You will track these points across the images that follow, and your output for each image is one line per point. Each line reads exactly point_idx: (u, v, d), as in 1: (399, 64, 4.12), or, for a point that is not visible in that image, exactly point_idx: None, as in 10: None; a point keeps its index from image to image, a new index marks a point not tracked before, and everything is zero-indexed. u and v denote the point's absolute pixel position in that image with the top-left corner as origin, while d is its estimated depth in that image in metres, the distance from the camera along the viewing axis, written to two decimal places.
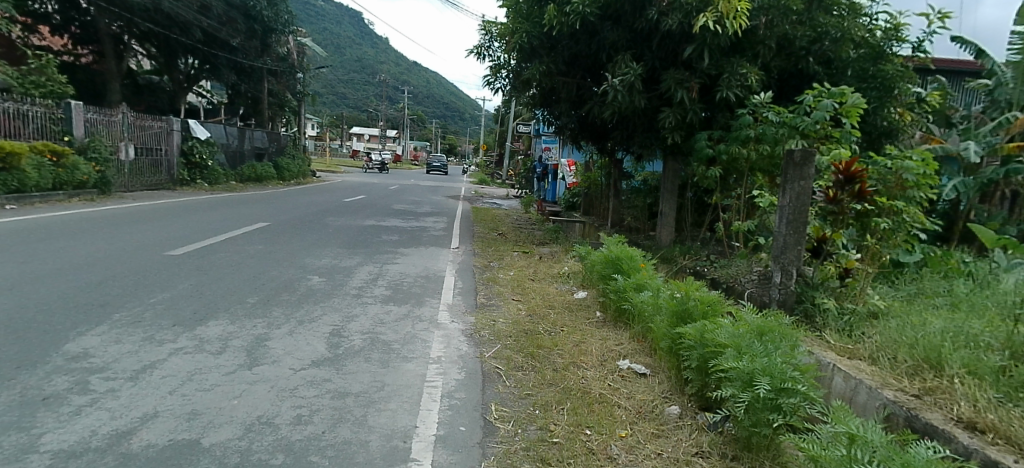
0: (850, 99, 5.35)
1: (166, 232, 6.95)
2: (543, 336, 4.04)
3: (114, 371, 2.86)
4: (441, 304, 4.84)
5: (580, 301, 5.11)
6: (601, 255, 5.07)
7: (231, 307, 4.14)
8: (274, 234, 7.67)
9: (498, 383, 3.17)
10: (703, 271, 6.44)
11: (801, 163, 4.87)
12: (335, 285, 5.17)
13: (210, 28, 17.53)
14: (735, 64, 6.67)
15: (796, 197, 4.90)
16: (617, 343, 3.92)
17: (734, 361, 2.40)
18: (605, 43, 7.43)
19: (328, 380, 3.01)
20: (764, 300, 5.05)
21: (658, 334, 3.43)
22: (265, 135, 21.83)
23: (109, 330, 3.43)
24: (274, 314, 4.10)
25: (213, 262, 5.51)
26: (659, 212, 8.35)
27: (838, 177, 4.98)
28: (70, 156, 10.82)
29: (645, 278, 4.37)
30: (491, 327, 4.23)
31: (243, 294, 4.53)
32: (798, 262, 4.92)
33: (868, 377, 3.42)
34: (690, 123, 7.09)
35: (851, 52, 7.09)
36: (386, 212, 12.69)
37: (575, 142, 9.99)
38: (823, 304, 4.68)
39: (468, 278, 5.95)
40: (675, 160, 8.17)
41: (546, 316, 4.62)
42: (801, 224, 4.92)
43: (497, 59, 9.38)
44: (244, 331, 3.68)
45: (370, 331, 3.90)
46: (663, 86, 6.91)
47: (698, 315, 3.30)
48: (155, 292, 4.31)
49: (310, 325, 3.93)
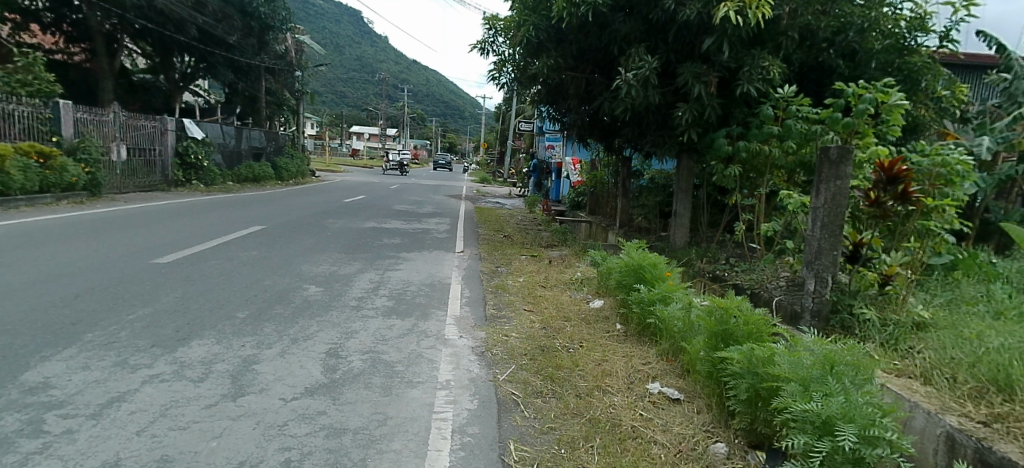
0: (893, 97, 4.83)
1: (155, 238, 6.57)
2: (561, 354, 3.67)
3: (75, 407, 2.49)
4: (448, 316, 4.45)
5: (597, 311, 4.74)
6: (621, 262, 4.68)
7: (219, 324, 3.77)
8: (270, 238, 7.30)
9: (515, 414, 2.80)
10: (724, 276, 6.07)
11: (838, 161, 4.44)
12: (333, 295, 4.80)
13: (206, 25, 17.11)
14: (756, 57, 6.27)
15: (832, 198, 4.50)
16: (643, 362, 3.55)
17: (802, 400, 2.02)
18: (616, 36, 7.04)
19: (321, 414, 2.63)
20: (796, 310, 4.69)
21: (693, 356, 3.04)
22: (263, 134, 21.46)
23: (77, 354, 3.06)
24: (266, 331, 3.73)
25: (202, 272, 5.13)
26: (673, 212, 7.97)
27: (880, 177, 4.53)
28: (57, 158, 10.43)
29: (672, 288, 4.00)
30: (504, 343, 3.86)
31: (232, 308, 4.16)
32: (834, 267, 4.54)
33: (923, 400, 3.01)
34: (707, 119, 6.71)
35: (877, 43, 6.69)
36: (387, 213, 12.28)
37: (583, 140, 9.61)
38: (862, 315, 4.32)
39: (475, 286, 5.57)
40: (690, 158, 7.76)
41: (562, 329, 4.25)
42: (838, 227, 4.54)
43: (502, 54, 9.00)
44: (231, 352, 3.31)
45: (370, 351, 3.53)
46: (680, 80, 6.52)
47: (741, 336, 2.90)
48: (135, 307, 3.94)
49: (305, 344, 3.56)
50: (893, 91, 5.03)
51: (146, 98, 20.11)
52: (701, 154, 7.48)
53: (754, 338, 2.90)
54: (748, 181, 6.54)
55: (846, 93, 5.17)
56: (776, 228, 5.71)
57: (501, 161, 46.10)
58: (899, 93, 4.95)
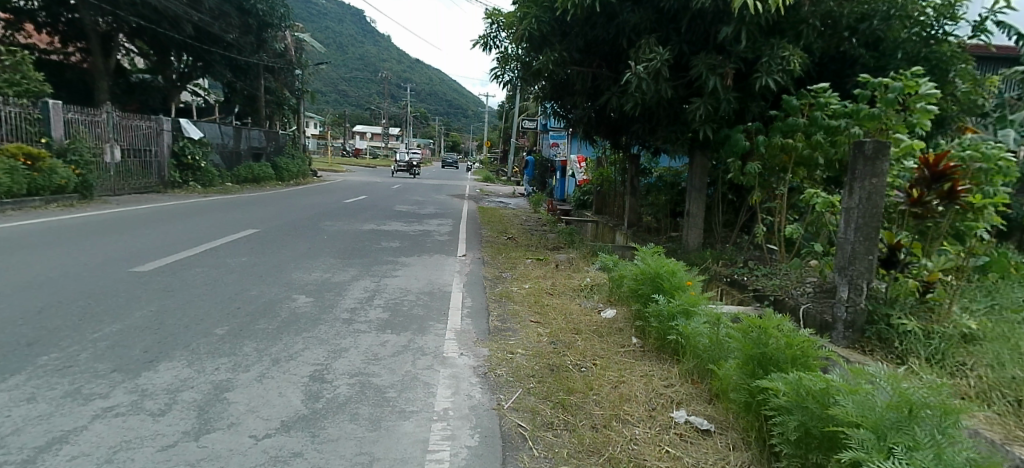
0: (925, 89, 4.57)
1: (139, 243, 6.22)
2: (573, 374, 3.29)
3: (7, 451, 2.14)
4: (447, 330, 4.07)
5: (611, 323, 4.34)
6: (637, 269, 4.27)
7: (194, 342, 3.41)
8: (263, 242, 6.94)
9: (523, 452, 2.43)
10: (744, 280, 5.68)
11: (873, 157, 4.03)
12: (323, 307, 4.43)
13: (202, 22, 16.72)
14: (775, 46, 5.84)
15: (867, 197, 4.07)
16: (665, 384, 3.17)
17: (882, 458, 1.67)
18: (625, 27, 6.64)
19: (296, 457, 2.26)
20: (827, 320, 4.28)
21: (724, 382, 2.66)
22: (263, 134, 21.12)
23: (23, 382, 2.70)
24: (244, 351, 3.36)
25: (183, 281, 4.77)
26: (686, 212, 7.56)
27: (923, 174, 4.07)
28: (46, 160, 10.12)
29: (692, 300, 3.61)
30: (509, 362, 3.47)
31: (211, 323, 3.78)
32: (869, 273, 4.12)
33: (987, 428, 2.51)
34: (723, 114, 6.29)
35: (903, 31, 6.28)
36: (387, 214, 11.92)
37: (588, 137, 9.22)
38: (901, 326, 3.92)
39: (477, 294, 5.20)
40: (703, 154, 7.35)
41: (572, 344, 3.86)
42: (874, 229, 4.10)
43: (505, 49, 8.59)
44: (201, 378, 2.94)
45: (360, 373, 3.16)
46: (693, 72, 6.10)
47: (784, 362, 2.49)
48: (102, 325, 3.57)
49: (286, 366, 3.19)
50: (922, 81, 4.72)
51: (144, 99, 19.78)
52: (716, 152, 7.09)
53: (800, 364, 2.49)
54: (768, 179, 6.14)
55: (872, 83, 4.87)
56: (799, 230, 5.30)
57: (503, 160, 45.62)
58: (929, 84, 4.64)
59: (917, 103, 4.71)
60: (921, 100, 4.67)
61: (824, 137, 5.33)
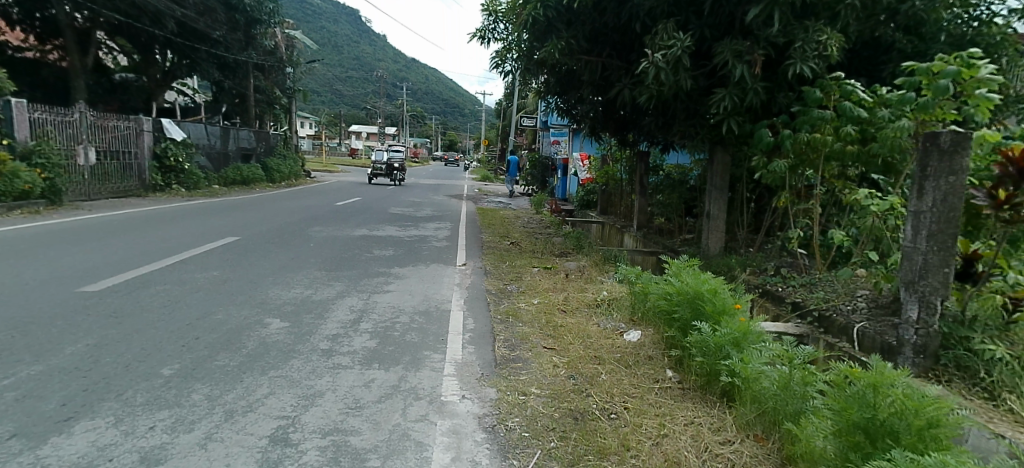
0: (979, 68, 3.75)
1: (96, 257, 5.53)
2: (603, 425, 2.64)
3: None
4: (446, 363, 3.41)
5: (638, 349, 3.68)
6: (670, 289, 3.61)
7: (129, 390, 2.73)
8: (239, 254, 6.27)
9: None
10: (780, 292, 5.00)
11: (951, 151, 3.37)
12: (300, 335, 3.75)
13: (185, 18, 15.94)
14: (810, 29, 5.15)
15: (942, 200, 3.40)
16: (722, 439, 2.51)
17: None
18: (639, 11, 5.96)
19: None
20: (890, 343, 3.61)
21: (807, 454, 2.04)
22: (252, 134, 20.40)
23: None
24: (192, 400, 2.69)
25: (137, 304, 4.10)
26: (706, 213, 6.90)
27: (1008, 170, 3.26)
28: (7, 163, 9.37)
29: (743, 329, 2.98)
30: (525, 408, 2.82)
31: (158, 360, 3.11)
32: (944, 290, 3.43)
33: None
34: (749, 106, 5.61)
35: (948, 13, 5.66)
36: (381, 218, 11.25)
37: (593, 133, 8.56)
38: (985, 352, 3.27)
39: (480, 314, 4.52)
40: (724, 150, 6.68)
41: (596, 379, 3.20)
42: (950, 238, 3.42)
43: (505, 40, 7.91)
44: (125, 444, 2.26)
45: (335, 431, 2.49)
46: (717, 60, 5.42)
47: (903, 434, 1.86)
48: (19, 367, 2.90)
49: (241, 422, 2.51)
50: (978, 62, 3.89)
51: (126, 98, 19.04)
52: (738, 149, 6.43)
53: (928, 439, 1.86)
54: (799, 178, 5.48)
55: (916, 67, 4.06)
56: (844, 235, 4.62)
57: (501, 158, 45.17)
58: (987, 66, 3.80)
59: (975, 88, 3.85)
60: (979, 85, 3.82)
61: (856, 130, 4.66)
